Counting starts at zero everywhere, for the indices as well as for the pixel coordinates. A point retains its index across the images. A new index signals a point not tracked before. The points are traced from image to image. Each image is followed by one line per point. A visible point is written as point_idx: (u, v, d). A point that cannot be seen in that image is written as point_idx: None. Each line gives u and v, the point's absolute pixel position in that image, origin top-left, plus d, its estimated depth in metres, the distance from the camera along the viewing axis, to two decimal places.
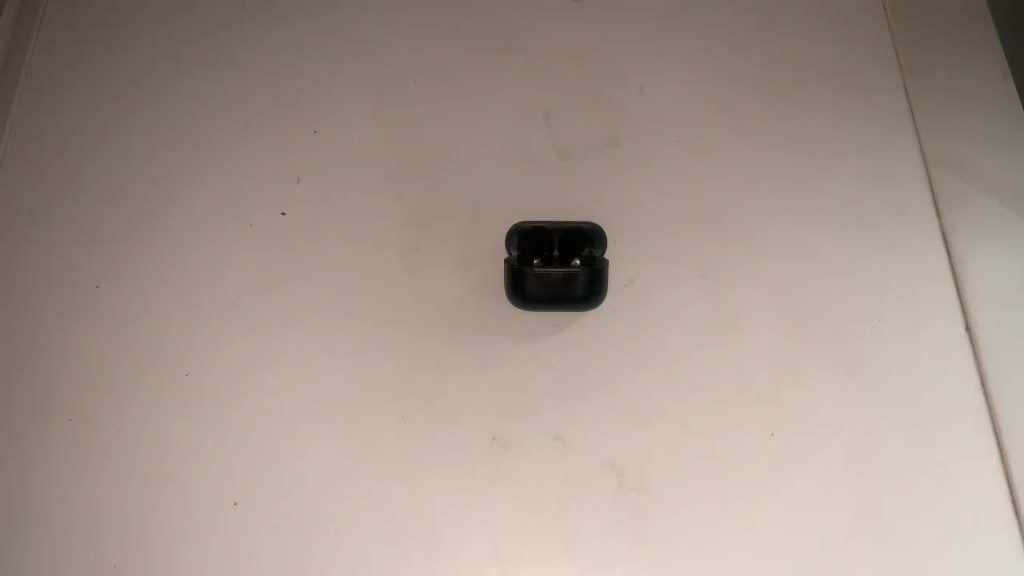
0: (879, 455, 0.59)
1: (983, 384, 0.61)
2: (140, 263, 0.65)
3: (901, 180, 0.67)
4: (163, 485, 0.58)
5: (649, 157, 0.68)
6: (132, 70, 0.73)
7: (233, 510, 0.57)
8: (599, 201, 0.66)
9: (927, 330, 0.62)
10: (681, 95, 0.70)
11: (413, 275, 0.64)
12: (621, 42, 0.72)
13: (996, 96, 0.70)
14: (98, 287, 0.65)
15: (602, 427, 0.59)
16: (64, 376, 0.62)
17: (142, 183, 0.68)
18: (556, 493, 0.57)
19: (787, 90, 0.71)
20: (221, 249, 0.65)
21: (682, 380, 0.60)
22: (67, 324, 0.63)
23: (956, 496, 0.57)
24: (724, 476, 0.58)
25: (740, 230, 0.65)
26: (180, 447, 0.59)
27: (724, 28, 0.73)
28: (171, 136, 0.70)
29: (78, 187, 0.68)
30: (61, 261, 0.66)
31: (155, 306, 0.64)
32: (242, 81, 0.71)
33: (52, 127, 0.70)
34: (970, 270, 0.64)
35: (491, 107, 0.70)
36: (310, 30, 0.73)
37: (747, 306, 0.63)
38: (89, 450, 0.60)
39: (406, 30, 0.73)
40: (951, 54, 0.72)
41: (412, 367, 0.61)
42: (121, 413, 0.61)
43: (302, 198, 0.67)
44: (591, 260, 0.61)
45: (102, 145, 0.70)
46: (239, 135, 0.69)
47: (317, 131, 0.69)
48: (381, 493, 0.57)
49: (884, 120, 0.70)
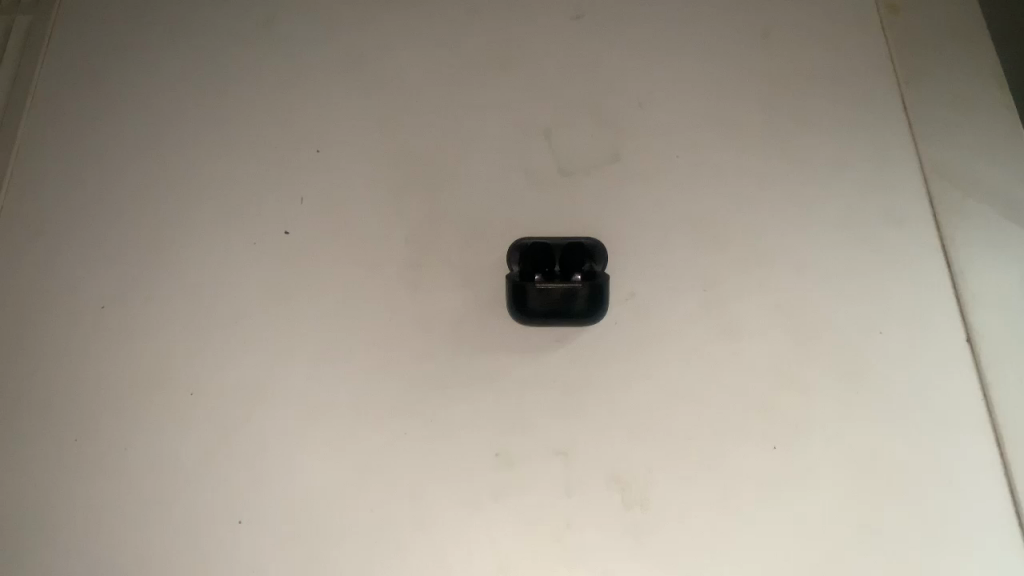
0: (880, 465, 0.59)
1: (984, 393, 0.61)
2: (143, 281, 0.66)
3: (899, 190, 0.68)
4: (169, 504, 0.59)
5: (648, 172, 0.68)
6: (136, 89, 0.74)
7: (238, 527, 0.58)
8: (599, 215, 0.67)
9: (928, 339, 0.63)
10: (679, 110, 0.71)
11: (415, 292, 0.64)
12: (618, 56, 0.73)
13: (989, 106, 0.71)
14: (103, 307, 0.65)
15: (604, 440, 0.59)
16: (69, 397, 0.62)
17: (145, 201, 0.69)
18: (558, 506, 0.58)
19: (784, 104, 0.71)
20: (226, 268, 0.66)
21: (684, 393, 0.61)
22: (72, 345, 0.64)
23: (957, 505, 0.57)
24: (726, 487, 0.58)
25: (740, 244, 0.66)
26: (186, 465, 0.60)
27: (720, 42, 0.74)
28: (174, 154, 0.71)
29: (82, 208, 0.69)
30: (68, 282, 0.66)
31: (159, 323, 0.64)
32: (246, 102, 0.72)
33: (57, 148, 0.71)
34: (968, 280, 0.64)
35: (492, 123, 0.70)
36: (313, 48, 0.74)
37: (748, 317, 0.63)
38: (97, 470, 0.60)
39: (406, 47, 0.74)
40: (944, 65, 0.73)
41: (415, 383, 0.61)
42: (126, 433, 0.61)
43: (305, 215, 0.67)
44: (591, 275, 0.62)
45: (107, 167, 0.70)
46: (243, 156, 0.70)
47: (318, 149, 0.70)
48: (385, 508, 0.58)
49: (882, 133, 0.70)
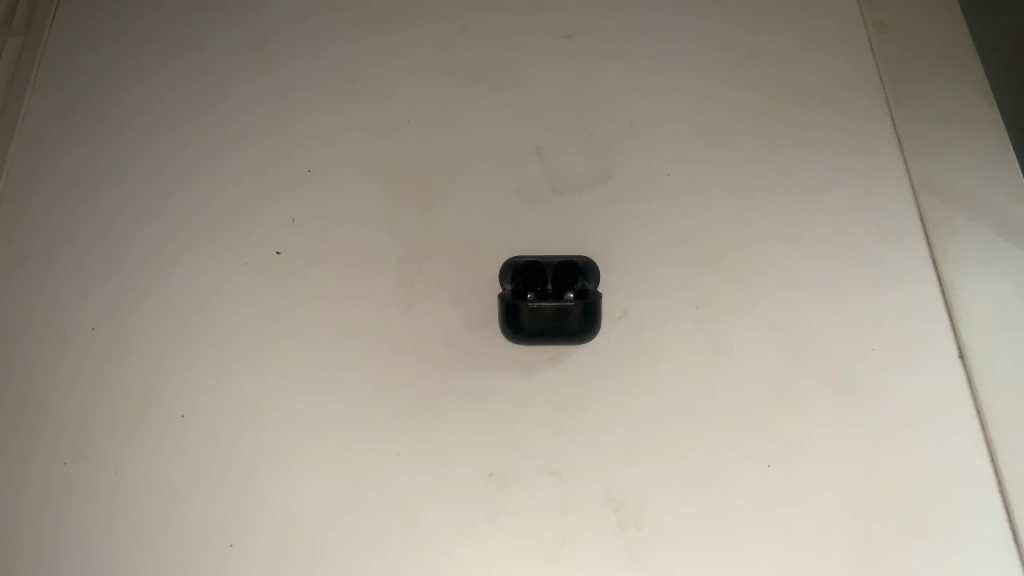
0: (875, 483, 0.58)
1: (977, 410, 0.61)
2: (134, 303, 0.66)
3: (889, 207, 0.68)
4: (159, 528, 0.58)
5: (640, 191, 0.68)
6: (127, 110, 0.74)
7: (230, 550, 0.57)
8: (592, 234, 0.67)
9: (921, 356, 0.63)
10: (670, 128, 0.71)
11: (408, 312, 0.64)
12: (610, 75, 0.73)
13: (977, 123, 0.71)
14: (93, 328, 0.65)
15: (598, 459, 0.59)
16: (58, 420, 0.62)
17: (136, 222, 0.69)
18: (553, 527, 0.57)
19: (774, 122, 0.72)
20: (217, 289, 0.66)
21: (678, 411, 0.61)
22: (62, 367, 0.64)
23: (954, 523, 0.57)
24: (722, 506, 0.58)
25: (732, 262, 0.66)
26: (177, 488, 0.59)
27: (710, 61, 0.74)
28: (166, 175, 0.70)
29: (73, 229, 0.69)
30: (58, 303, 0.66)
31: (149, 345, 0.64)
32: (238, 122, 0.72)
33: (48, 170, 0.71)
34: (960, 297, 0.65)
35: (483, 143, 0.70)
36: (305, 69, 0.74)
37: (741, 335, 0.63)
38: (86, 493, 0.59)
39: (397, 68, 0.74)
40: (933, 82, 0.73)
41: (408, 403, 0.61)
42: (116, 456, 0.60)
43: (297, 235, 0.67)
44: (584, 294, 0.62)
45: (99, 188, 0.70)
46: (235, 176, 0.70)
47: (310, 169, 0.70)
48: (378, 530, 0.57)
49: (872, 150, 0.71)
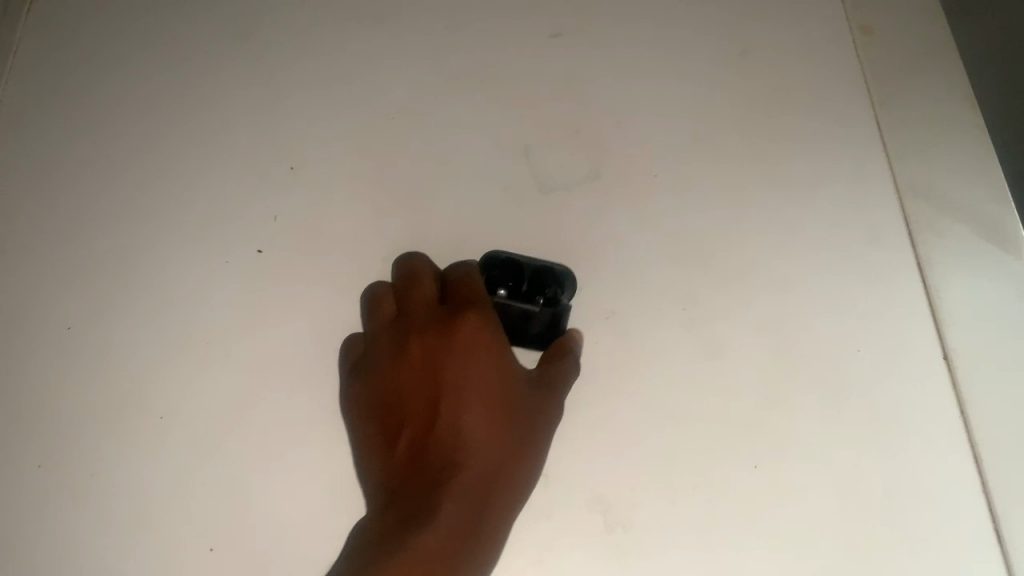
0: (863, 484, 0.59)
1: (961, 410, 0.61)
2: (111, 301, 0.64)
3: (875, 209, 0.68)
4: (139, 531, 0.57)
5: (627, 191, 0.68)
6: (104, 101, 0.71)
7: (211, 555, 0.56)
8: (580, 233, 0.66)
9: (907, 357, 0.63)
10: (658, 129, 0.71)
11: None
12: (597, 75, 0.73)
13: (959, 127, 0.72)
14: (68, 328, 0.63)
15: (586, 461, 0.58)
16: (30, 421, 0.59)
17: (113, 218, 0.67)
18: (541, 529, 0.56)
19: (762, 123, 0.72)
20: (199, 288, 0.64)
21: (666, 413, 0.60)
22: (34, 366, 0.61)
23: (938, 523, 0.58)
24: (710, 507, 0.58)
25: (720, 262, 0.66)
26: (156, 492, 0.58)
27: (698, 62, 0.74)
28: (145, 170, 0.69)
29: (46, 222, 0.66)
30: (32, 300, 0.63)
31: (126, 344, 0.62)
32: (220, 118, 0.71)
33: (20, 160, 0.68)
34: (943, 299, 0.65)
35: (470, 142, 0.70)
36: (288, 65, 0.73)
37: (729, 335, 0.63)
38: (60, 496, 0.57)
39: (383, 65, 0.73)
40: (917, 85, 0.74)
41: None
42: (92, 458, 0.58)
43: (279, 234, 0.66)
44: (554, 302, 0.60)
45: (74, 181, 0.68)
46: (217, 175, 0.68)
47: (293, 166, 0.69)
48: None
49: (858, 152, 0.71)
